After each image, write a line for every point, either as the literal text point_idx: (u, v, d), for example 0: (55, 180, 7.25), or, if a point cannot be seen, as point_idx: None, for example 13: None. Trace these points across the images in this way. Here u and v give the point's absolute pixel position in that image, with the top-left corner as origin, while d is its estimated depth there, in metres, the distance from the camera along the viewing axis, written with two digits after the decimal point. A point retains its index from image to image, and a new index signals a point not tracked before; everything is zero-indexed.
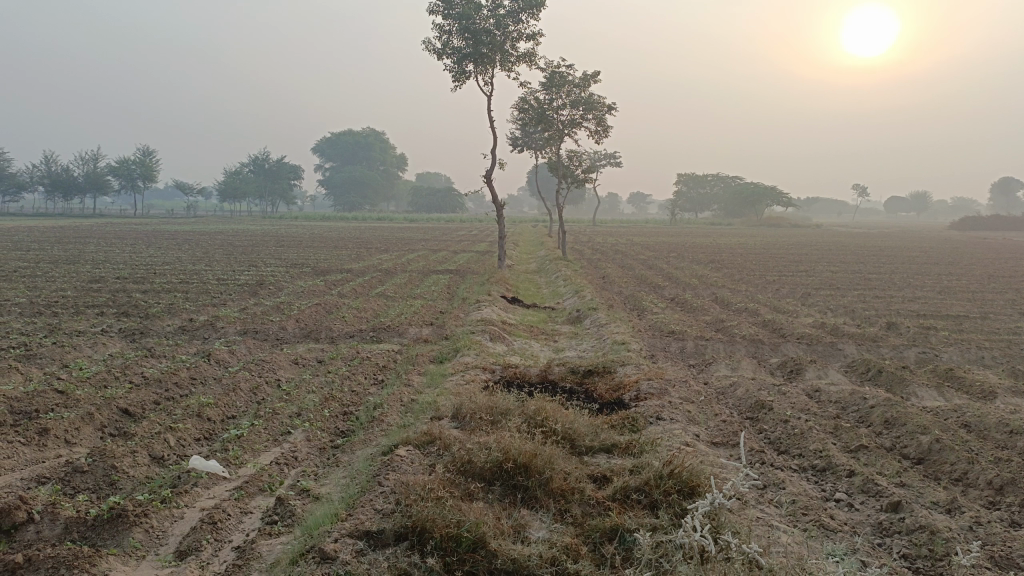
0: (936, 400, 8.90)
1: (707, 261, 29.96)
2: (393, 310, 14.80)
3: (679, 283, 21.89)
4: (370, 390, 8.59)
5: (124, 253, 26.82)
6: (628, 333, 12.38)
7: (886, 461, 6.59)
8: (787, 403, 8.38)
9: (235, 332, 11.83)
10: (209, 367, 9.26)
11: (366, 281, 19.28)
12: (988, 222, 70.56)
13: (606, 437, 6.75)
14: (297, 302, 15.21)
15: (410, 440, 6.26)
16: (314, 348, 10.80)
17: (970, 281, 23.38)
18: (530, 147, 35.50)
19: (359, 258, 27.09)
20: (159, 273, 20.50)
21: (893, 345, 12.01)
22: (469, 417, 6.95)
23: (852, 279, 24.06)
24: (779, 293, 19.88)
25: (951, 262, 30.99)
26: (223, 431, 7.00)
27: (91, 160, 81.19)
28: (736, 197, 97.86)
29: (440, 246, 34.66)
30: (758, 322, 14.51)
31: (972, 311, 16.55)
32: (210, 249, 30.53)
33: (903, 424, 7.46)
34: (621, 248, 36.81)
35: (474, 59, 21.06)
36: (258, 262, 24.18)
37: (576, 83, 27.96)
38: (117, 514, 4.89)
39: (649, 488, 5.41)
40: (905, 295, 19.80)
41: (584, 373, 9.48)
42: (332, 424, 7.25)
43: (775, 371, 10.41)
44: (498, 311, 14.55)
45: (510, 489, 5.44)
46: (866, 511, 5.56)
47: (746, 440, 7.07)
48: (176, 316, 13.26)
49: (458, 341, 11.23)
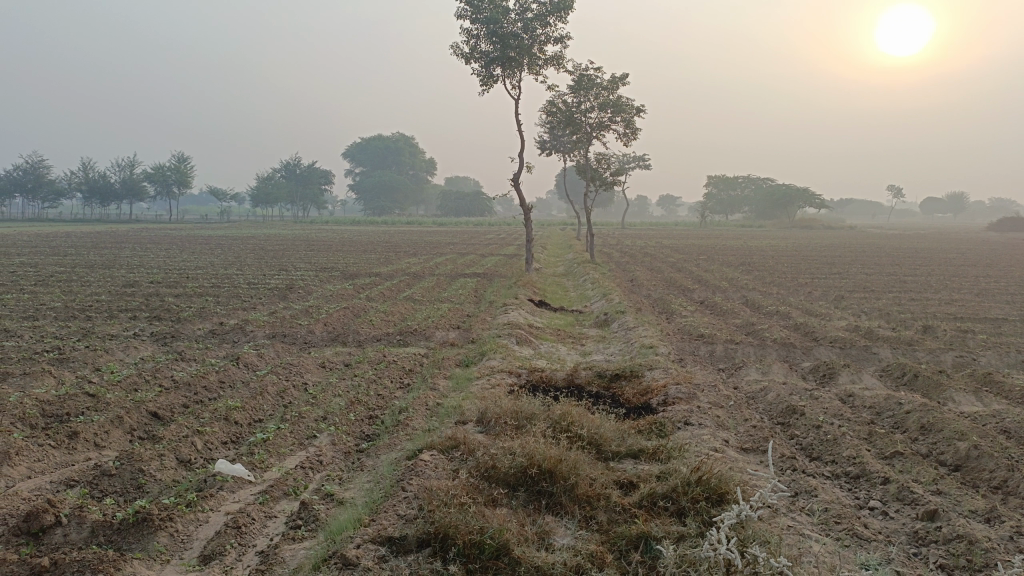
0: (974, 405, 8.64)
1: (738, 263, 29.60)
2: (420, 314, 14.82)
3: (709, 285, 21.65)
4: (396, 394, 8.58)
5: (158, 258, 27.25)
6: (656, 336, 12.25)
7: (922, 468, 6.39)
8: (819, 408, 8.20)
9: (264, 335, 11.93)
10: (238, 371, 9.34)
11: (394, 285, 19.34)
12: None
13: (633, 442, 6.65)
14: (326, 306, 15.30)
15: (434, 444, 6.23)
16: (341, 352, 10.83)
17: (1010, 283, 22.79)
18: (558, 150, 35.41)
19: (387, 262, 27.22)
20: (191, 277, 20.79)
21: (929, 349, 11.72)
22: (494, 422, 6.90)
23: (886, 281, 23.60)
24: (811, 296, 19.56)
25: (989, 263, 30.27)
26: (249, 434, 7.03)
27: (128, 167, 82.79)
28: (768, 198, 96.71)
29: (468, 250, 34.72)
30: (789, 325, 14.28)
31: (1012, 313, 16.11)
32: (242, 253, 30.89)
33: (940, 430, 7.25)
34: (651, 251, 36.53)
35: (501, 63, 21.06)
36: (288, 267, 24.41)
37: (604, 86, 27.84)
38: (142, 518, 4.92)
39: (676, 495, 5.31)
40: (942, 297, 19.36)
41: (611, 377, 9.38)
42: (358, 428, 7.24)
43: (806, 375, 10.21)
44: (525, 315, 14.49)
45: (534, 495, 5.37)
46: (901, 520, 5.39)
47: (777, 446, 6.92)
48: (207, 319, 13.42)
49: (484, 345, 11.20)
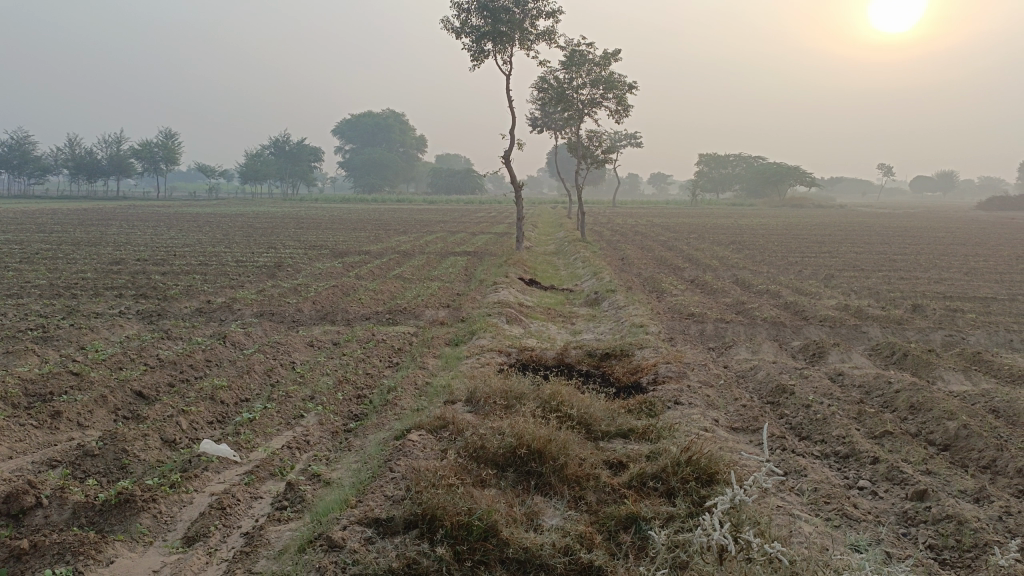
0: (962, 384, 8.66)
1: (729, 242, 29.57)
2: (410, 292, 14.73)
3: (700, 264, 21.63)
4: (385, 373, 8.50)
5: (145, 236, 26.97)
6: (647, 315, 12.21)
7: (912, 447, 6.39)
8: (809, 387, 8.18)
9: (252, 314, 11.81)
10: (224, 349, 9.24)
11: (383, 263, 19.22)
12: (1017, 202, 69.23)
13: (622, 421, 6.62)
14: (314, 284, 15.17)
15: (422, 424, 6.17)
16: (329, 330, 10.74)
17: (999, 262, 22.84)
18: (550, 127, 35.15)
19: (377, 240, 27.04)
20: (178, 255, 20.57)
21: (919, 328, 11.73)
22: (483, 401, 6.84)
23: (876, 260, 23.63)
24: (802, 275, 19.56)
25: (979, 242, 30.35)
26: (235, 414, 6.95)
27: (115, 143, 81.82)
28: (759, 177, 96.61)
29: (459, 228, 34.53)
30: (780, 304, 14.26)
31: (1001, 293, 16.16)
32: (230, 231, 30.61)
33: (930, 409, 7.25)
34: (642, 229, 36.45)
35: (492, 38, 20.80)
36: (276, 245, 24.21)
37: (596, 62, 27.58)
38: (124, 499, 4.85)
39: (666, 475, 5.28)
40: (931, 276, 19.41)
41: (601, 356, 9.34)
42: (346, 407, 7.17)
43: (796, 354, 10.20)
44: (516, 294, 14.41)
45: (523, 476, 5.33)
46: (890, 500, 5.39)
47: (767, 425, 6.90)
48: (194, 298, 13.29)
49: (474, 323, 11.12)
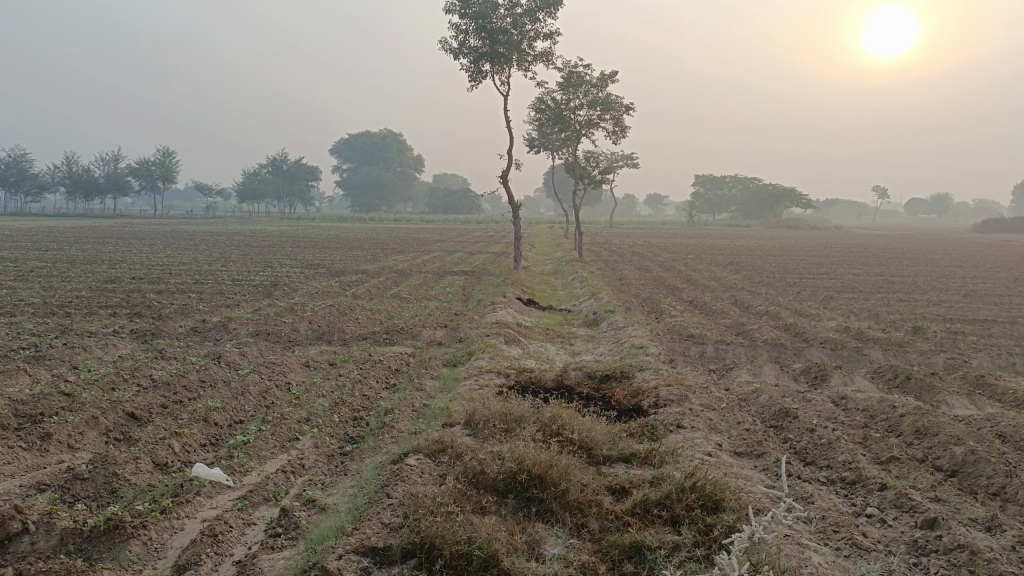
0: (967, 409, 8.55)
1: (726, 263, 29.57)
2: (407, 312, 14.61)
3: (698, 285, 21.57)
4: (382, 394, 8.37)
5: (141, 254, 26.87)
6: (646, 336, 12.11)
7: (919, 473, 6.27)
8: (813, 411, 8.07)
9: (247, 333, 11.68)
10: (219, 369, 9.11)
11: (380, 282, 19.12)
12: (1011, 224, 69.60)
13: (624, 445, 6.49)
14: (311, 303, 15.06)
15: (420, 447, 6.04)
16: (326, 350, 10.61)
17: (996, 284, 22.81)
18: (547, 148, 35.24)
19: (374, 259, 26.95)
20: (174, 273, 20.45)
21: (920, 351, 11.64)
22: (483, 424, 6.72)
23: (874, 282, 23.60)
24: (800, 296, 19.50)
25: (975, 264, 30.37)
26: (229, 436, 6.81)
27: (112, 161, 81.91)
28: (756, 198, 97.01)
29: (456, 247, 34.48)
30: (779, 326, 14.17)
31: (1001, 315, 16.10)
32: (226, 249, 30.52)
33: (936, 434, 7.14)
34: (639, 250, 36.45)
35: (490, 59, 20.86)
36: (273, 263, 24.11)
37: (593, 83, 27.69)
38: (113, 525, 4.70)
39: (670, 502, 5.15)
40: (929, 298, 19.36)
41: (601, 378, 9.22)
42: (342, 429, 7.04)
43: (798, 377, 10.08)
44: (513, 314, 14.32)
45: (524, 502, 5.19)
46: (900, 528, 5.27)
47: (771, 450, 6.78)
48: (189, 316, 13.16)
49: (472, 344, 11.00)
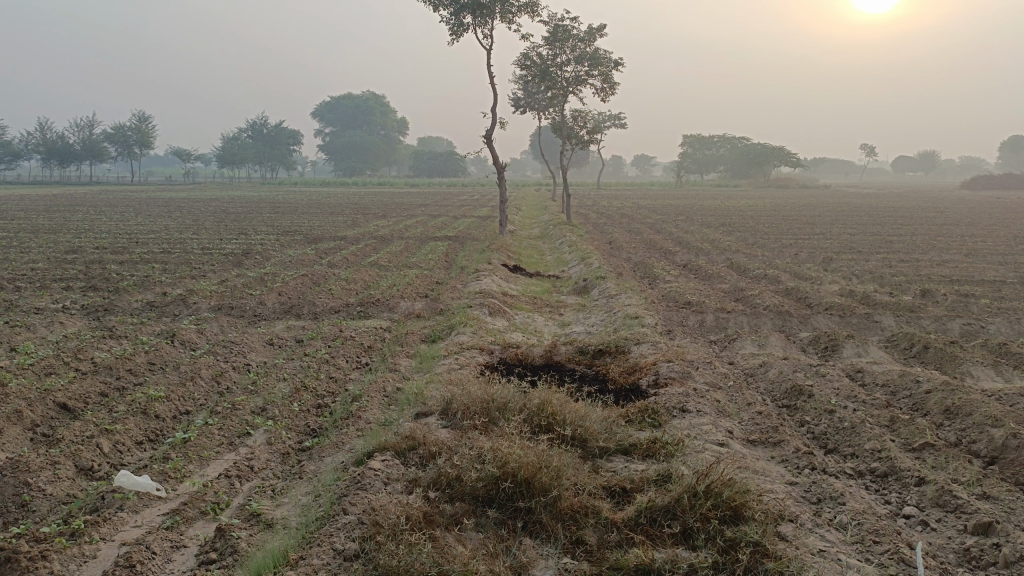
0: (995, 382, 7.78)
1: (719, 225, 28.67)
2: (385, 281, 13.68)
3: (692, 248, 20.72)
4: (351, 377, 7.52)
5: (110, 222, 25.63)
6: (641, 305, 11.29)
7: (959, 463, 5.49)
8: (829, 388, 7.29)
9: (209, 308, 10.74)
10: (172, 350, 8.20)
11: (359, 249, 18.22)
12: (1000, 180, 68.82)
13: (622, 435, 5.72)
14: (282, 273, 14.11)
15: (387, 445, 5.18)
16: (293, 325, 9.73)
17: (997, 243, 22.10)
18: (533, 108, 34.03)
19: (354, 224, 25.89)
20: (142, 242, 19.39)
21: (934, 316, 10.86)
22: (462, 413, 5.86)
23: (871, 242, 22.78)
24: (798, 258, 18.70)
25: (971, 223, 29.64)
26: (171, 432, 5.94)
27: (87, 126, 79.59)
28: (744, 158, 95.52)
29: (441, 212, 33.45)
30: (781, 290, 13.38)
31: (1010, 276, 15.33)
32: (200, 216, 29.32)
33: (969, 414, 6.35)
34: (628, 212, 35.48)
35: (472, 11, 19.65)
36: (247, 231, 22.99)
37: (580, 38, 26.47)
38: (5, 558, 3.83)
39: (680, 510, 4.37)
40: (932, 258, 18.60)
41: (594, 354, 8.41)
42: (302, 421, 6.19)
43: (806, 348, 9.31)
44: (498, 282, 13.44)
45: (508, 514, 4.38)
46: (947, 533, 4.50)
47: (788, 437, 6.00)
48: (148, 290, 12.17)
49: (453, 316, 10.14)
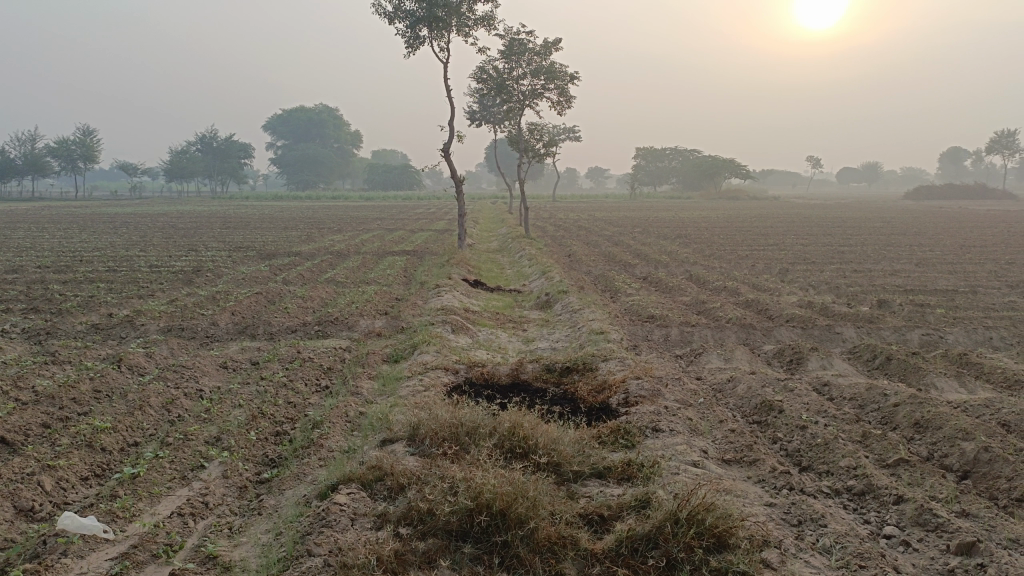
0: (959, 393, 7.82)
1: (675, 236, 28.88)
2: (343, 298, 13.33)
3: (650, 260, 20.78)
4: (310, 401, 7.21)
5: (53, 240, 24.69)
6: (605, 319, 11.18)
7: (934, 479, 5.44)
8: (799, 403, 7.23)
9: (158, 330, 10.29)
10: (118, 375, 7.77)
11: (314, 265, 17.83)
12: (941, 190, 71.13)
13: (597, 458, 5.54)
14: (235, 291, 13.65)
15: (353, 476, 4.91)
16: (248, 347, 9.35)
17: (944, 253, 22.65)
18: (489, 121, 33.95)
19: (308, 240, 25.38)
20: (86, 261, 18.66)
21: (893, 327, 10.96)
22: (430, 440, 5.61)
23: (824, 253, 23.14)
24: (756, 269, 18.89)
25: (918, 232, 30.40)
26: (119, 466, 5.57)
27: (28, 140, 77.07)
28: (695, 170, 96.97)
29: (397, 225, 33.15)
30: (741, 303, 13.41)
31: (961, 284, 15.65)
32: (148, 232, 28.46)
33: (939, 427, 6.34)
34: (585, 224, 35.60)
35: (427, 24, 19.44)
36: (198, 247, 22.35)
37: (536, 51, 26.47)
38: None
39: (662, 539, 4.20)
40: (884, 268, 18.97)
41: (561, 372, 8.24)
42: (260, 451, 5.87)
43: (772, 362, 9.29)
44: (460, 298, 13.22)
45: (483, 549, 4.16)
46: (930, 553, 4.42)
47: (763, 456, 5.89)
48: (93, 311, 11.62)
49: (415, 334, 9.88)
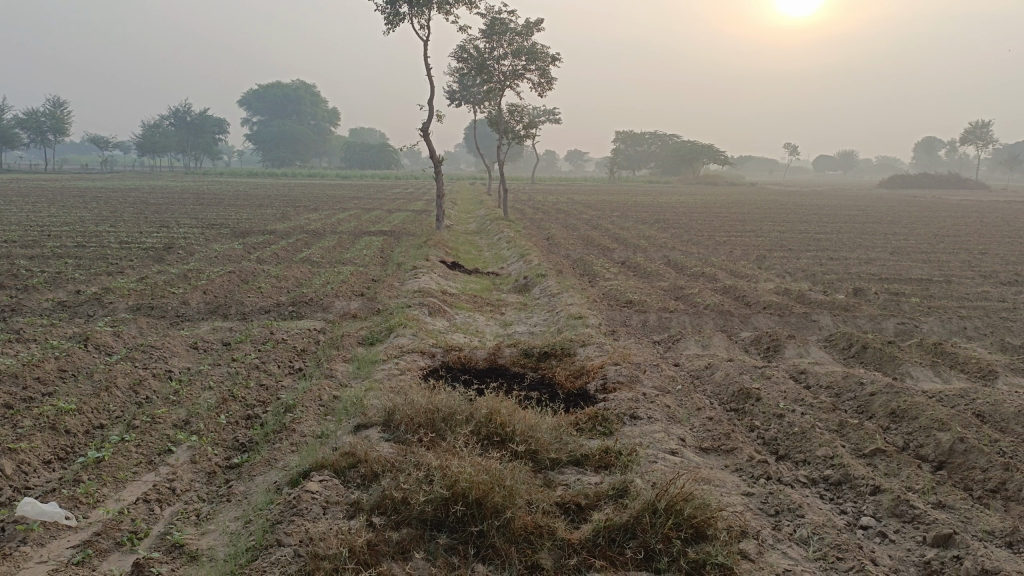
0: (934, 383, 7.87)
1: (653, 221, 28.88)
2: (318, 279, 13.12)
3: (629, 244, 20.75)
4: (283, 384, 7.07)
5: (20, 213, 24.08)
6: (584, 304, 11.12)
7: (910, 469, 5.45)
8: (776, 391, 7.22)
9: (127, 308, 10.04)
10: (85, 355, 7.57)
11: (290, 244, 17.55)
12: (915, 180, 72.02)
13: (574, 445, 5.48)
14: (207, 269, 13.39)
15: (325, 463, 4.80)
16: (219, 328, 9.14)
17: (918, 242, 22.89)
18: (469, 101, 33.63)
19: (284, 218, 25.01)
20: (54, 236, 18.21)
21: (870, 315, 11.01)
22: (405, 426, 5.50)
23: (800, 240, 23.26)
24: (733, 255, 18.94)
25: (893, 221, 30.73)
26: (84, 449, 5.40)
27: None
28: (674, 154, 97.14)
29: (374, 205, 32.83)
30: (719, 289, 13.42)
31: (935, 274, 15.80)
32: (119, 207, 27.85)
33: (915, 417, 6.35)
34: (563, 207, 35.50)
35: (408, 0, 19.09)
36: (170, 224, 21.93)
37: (517, 31, 26.18)
38: None
39: (639, 529, 4.14)
40: (859, 256, 19.11)
41: (539, 357, 8.16)
42: (230, 435, 5.74)
43: (749, 349, 9.29)
44: (438, 280, 13.08)
45: (458, 539, 4.07)
46: (906, 545, 4.41)
47: (741, 444, 5.86)
48: (60, 288, 11.31)
49: (391, 317, 9.73)
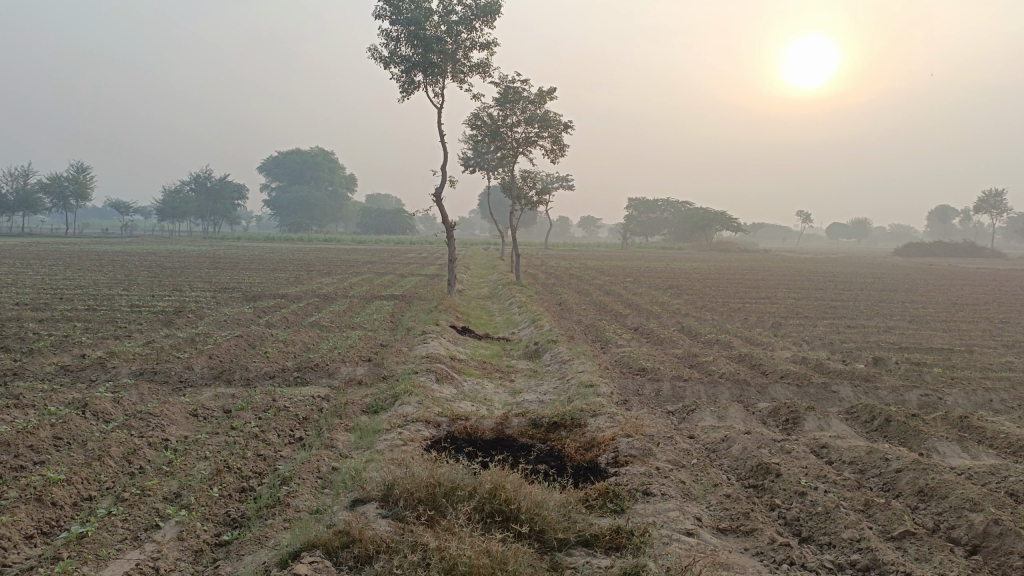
0: (963, 459, 7.49)
1: (666, 287, 28.71)
2: (326, 344, 12.94)
3: (642, 310, 20.53)
4: (282, 454, 6.81)
5: (36, 277, 24.23)
6: (595, 372, 10.85)
7: (943, 555, 5.08)
8: (796, 466, 6.88)
9: (130, 373, 9.87)
10: (81, 421, 7.37)
11: (300, 308, 17.48)
12: (929, 247, 71.88)
13: (584, 524, 5.17)
14: (215, 333, 13.26)
15: (317, 542, 4.52)
16: (221, 394, 8.93)
17: (937, 310, 22.54)
18: (482, 167, 34.04)
19: (296, 282, 25.04)
20: (67, 299, 18.22)
21: (891, 386, 10.65)
22: (404, 502, 5.22)
23: (816, 307, 22.93)
24: (748, 322, 18.65)
25: (910, 289, 30.39)
26: (68, 523, 5.15)
27: (22, 177, 76.93)
28: (687, 221, 97.60)
29: (387, 269, 32.92)
30: (735, 357, 13.11)
31: (957, 343, 15.42)
32: (134, 271, 28.02)
33: (945, 496, 5.99)
34: (576, 272, 35.45)
35: (423, 69, 19.44)
36: (183, 287, 21.97)
37: (530, 100, 26.62)
38: None
39: None
40: (878, 324, 18.78)
41: (548, 427, 7.85)
42: (221, 509, 5.47)
43: (767, 420, 8.94)
44: (447, 346, 12.89)
45: None
46: None
47: (761, 525, 5.52)
48: (65, 352, 11.17)
49: (397, 384, 9.49)
